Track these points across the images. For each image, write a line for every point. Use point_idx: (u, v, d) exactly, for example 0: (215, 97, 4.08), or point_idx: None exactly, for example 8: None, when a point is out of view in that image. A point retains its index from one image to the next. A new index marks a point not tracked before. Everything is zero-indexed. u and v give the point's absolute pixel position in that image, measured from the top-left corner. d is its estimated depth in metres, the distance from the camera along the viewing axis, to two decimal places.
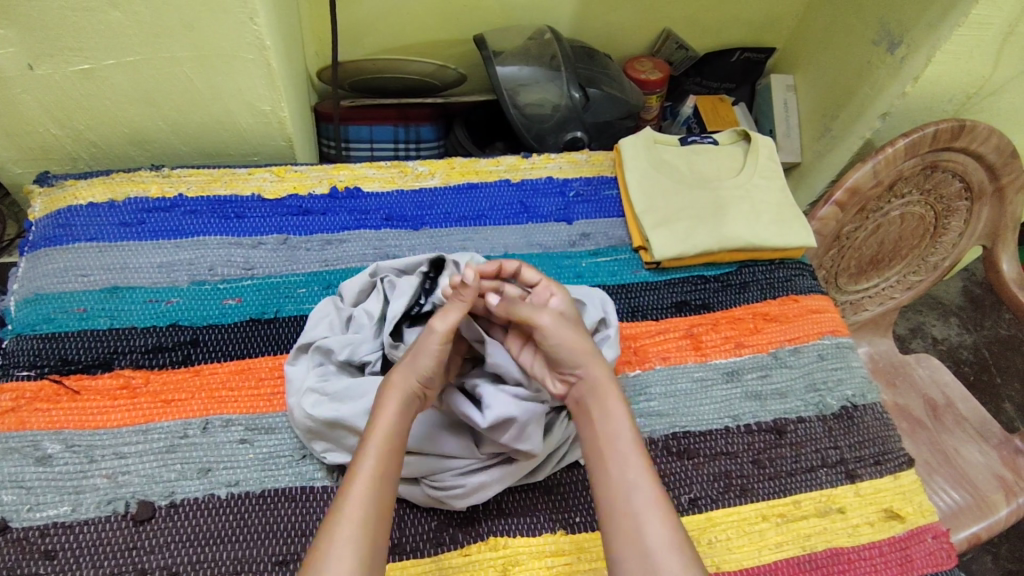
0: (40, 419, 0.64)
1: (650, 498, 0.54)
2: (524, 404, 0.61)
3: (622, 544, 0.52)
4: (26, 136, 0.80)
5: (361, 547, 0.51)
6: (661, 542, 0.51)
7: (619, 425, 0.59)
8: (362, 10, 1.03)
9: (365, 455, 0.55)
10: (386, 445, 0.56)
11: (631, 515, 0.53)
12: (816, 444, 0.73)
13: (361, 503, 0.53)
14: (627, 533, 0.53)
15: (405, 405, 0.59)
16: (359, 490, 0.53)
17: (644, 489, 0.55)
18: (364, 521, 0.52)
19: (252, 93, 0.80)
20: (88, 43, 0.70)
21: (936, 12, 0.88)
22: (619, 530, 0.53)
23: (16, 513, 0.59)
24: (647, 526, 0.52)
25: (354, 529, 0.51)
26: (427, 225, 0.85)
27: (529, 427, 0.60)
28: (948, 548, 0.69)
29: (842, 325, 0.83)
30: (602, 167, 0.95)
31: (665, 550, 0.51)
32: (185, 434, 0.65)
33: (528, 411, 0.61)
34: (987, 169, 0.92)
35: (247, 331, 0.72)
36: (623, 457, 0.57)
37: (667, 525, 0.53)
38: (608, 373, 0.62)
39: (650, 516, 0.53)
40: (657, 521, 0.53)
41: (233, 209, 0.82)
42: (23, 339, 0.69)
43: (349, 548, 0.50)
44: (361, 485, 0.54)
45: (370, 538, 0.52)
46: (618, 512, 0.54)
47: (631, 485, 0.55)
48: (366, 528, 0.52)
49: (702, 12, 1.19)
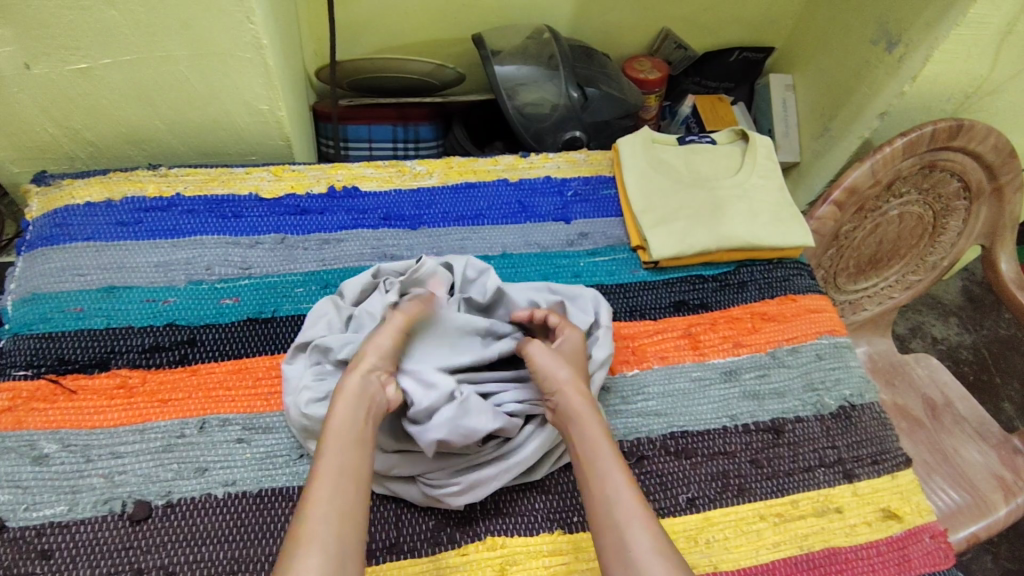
0: (36, 418, 0.64)
1: (632, 507, 0.52)
2: (438, 421, 0.60)
3: (609, 557, 0.51)
4: (24, 136, 0.80)
5: (331, 541, 0.47)
6: (647, 551, 0.50)
7: (596, 436, 0.58)
8: (360, 9, 1.02)
9: (329, 447, 0.53)
10: (348, 436, 0.54)
11: (616, 527, 0.52)
12: (813, 444, 0.73)
13: (326, 494, 0.50)
14: (614, 545, 0.51)
15: (361, 398, 0.57)
16: (325, 484, 0.50)
17: (627, 498, 0.53)
18: (336, 509, 0.49)
19: (250, 92, 0.80)
20: (85, 42, 0.70)
21: (934, 11, 0.88)
22: (606, 544, 0.51)
23: (12, 512, 0.59)
24: (633, 537, 0.50)
25: (320, 523, 0.48)
26: (424, 224, 0.85)
27: (460, 426, 0.60)
28: (945, 548, 0.69)
29: (840, 325, 0.83)
30: (600, 166, 0.95)
31: (652, 560, 0.49)
32: (182, 433, 0.65)
33: (446, 421, 0.60)
34: (985, 169, 0.92)
35: (244, 330, 0.72)
36: (603, 468, 0.55)
37: (650, 532, 0.51)
38: (581, 387, 0.62)
39: (634, 526, 0.51)
40: (640, 529, 0.51)
41: (231, 208, 0.82)
42: (20, 339, 0.69)
43: (316, 544, 0.47)
44: (325, 479, 0.51)
45: (338, 534, 0.48)
46: (603, 526, 0.52)
47: (614, 497, 0.53)
48: (336, 518, 0.49)
49: (701, 12, 1.19)
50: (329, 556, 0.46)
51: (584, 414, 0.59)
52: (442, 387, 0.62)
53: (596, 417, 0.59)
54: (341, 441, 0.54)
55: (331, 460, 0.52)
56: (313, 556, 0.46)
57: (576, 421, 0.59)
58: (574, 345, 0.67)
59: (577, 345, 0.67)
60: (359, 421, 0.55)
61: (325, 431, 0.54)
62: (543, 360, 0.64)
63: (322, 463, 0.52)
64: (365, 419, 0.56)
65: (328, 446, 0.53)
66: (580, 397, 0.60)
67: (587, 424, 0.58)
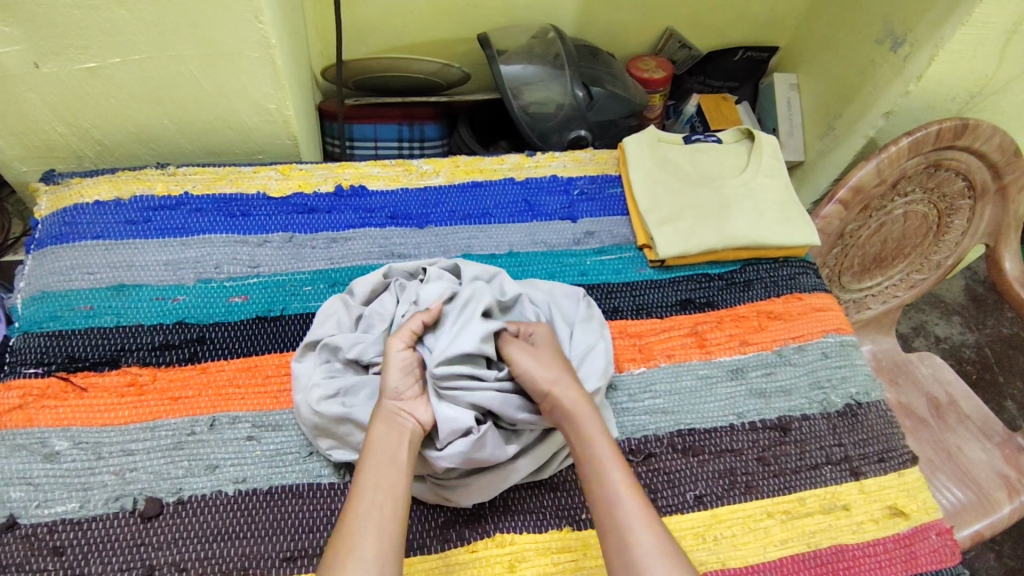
0: (47, 416, 0.64)
1: (634, 506, 0.54)
2: (452, 453, 0.60)
3: (615, 560, 0.52)
4: (32, 135, 0.80)
5: (373, 551, 0.50)
6: (650, 550, 0.51)
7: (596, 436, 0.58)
8: (366, 9, 1.03)
9: (365, 464, 0.56)
10: (385, 451, 0.57)
11: (619, 527, 0.53)
12: (820, 442, 0.73)
13: (365, 508, 0.53)
14: (616, 545, 0.52)
15: (397, 416, 0.60)
16: (364, 499, 0.53)
17: (628, 497, 0.54)
18: (376, 521, 0.52)
19: (257, 92, 0.80)
20: (95, 42, 0.71)
21: (939, 11, 0.89)
22: (611, 546, 0.52)
23: (24, 509, 0.59)
24: (635, 538, 0.51)
25: (358, 534, 0.51)
26: (431, 223, 0.85)
27: (470, 456, 0.60)
28: (951, 545, 0.69)
29: (846, 324, 0.83)
30: (607, 165, 0.95)
31: (654, 559, 0.50)
32: (193, 431, 0.65)
33: (458, 454, 0.60)
34: (990, 168, 0.93)
35: (253, 328, 0.73)
36: (605, 468, 0.56)
37: (654, 533, 0.52)
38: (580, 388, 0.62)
39: (636, 525, 0.52)
40: (645, 531, 0.52)
41: (239, 207, 0.82)
42: (30, 337, 0.70)
43: (355, 555, 0.50)
44: (363, 493, 0.54)
45: (377, 544, 0.51)
46: (606, 529, 0.53)
47: (615, 496, 0.54)
48: (377, 528, 0.52)
49: (705, 11, 1.19)
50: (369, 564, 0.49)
51: (581, 414, 0.60)
52: (461, 422, 0.60)
53: (596, 417, 0.60)
54: (376, 457, 0.56)
55: (368, 475, 0.55)
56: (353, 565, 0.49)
57: (573, 422, 0.60)
58: (547, 340, 0.67)
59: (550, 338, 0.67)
60: (393, 438, 0.58)
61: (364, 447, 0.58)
62: (529, 363, 0.63)
63: (359, 480, 0.55)
64: (401, 438, 0.58)
65: (368, 462, 0.56)
66: (576, 395, 0.61)
67: (585, 425, 0.59)
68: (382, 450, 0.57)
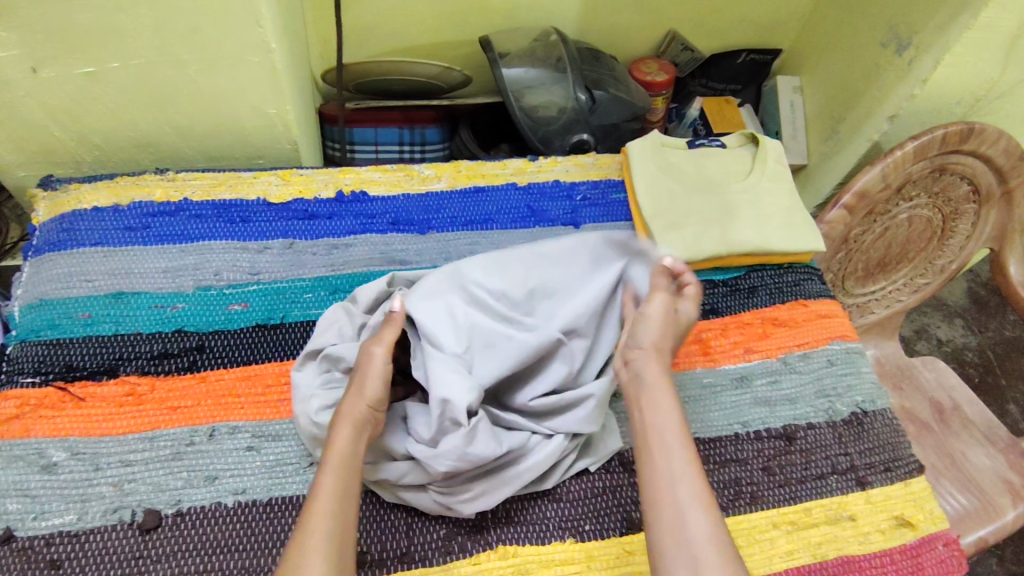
0: (44, 426, 0.63)
1: (693, 487, 0.50)
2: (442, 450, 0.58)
3: (662, 532, 0.48)
4: (29, 140, 0.79)
5: (329, 561, 0.46)
6: (704, 536, 0.47)
7: (667, 408, 0.55)
8: (367, 11, 1.02)
9: (327, 467, 0.52)
10: (345, 459, 0.53)
11: (674, 502, 0.49)
12: (826, 451, 0.72)
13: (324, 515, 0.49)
14: (668, 521, 0.49)
15: (362, 423, 0.56)
16: (325, 503, 0.49)
17: (688, 475, 0.50)
18: (328, 536, 0.48)
19: (257, 96, 0.80)
20: (93, 47, 0.70)
21: (944, 15, 0.88)
22: (660, 518, 0.49)
23: (21, 521, 0.58)
24: (689, 517, 0.48)
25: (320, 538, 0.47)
26: (433, 229, 0.84)
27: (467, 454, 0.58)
28: (958, 556, 0.68)
29: (851, 331, 0.83)
30: (610, 170, 0.94)
31: (705, 544, 0.47)
32: (192, 441, 0.64)
33: (454, 453, 0.58)
34: (995, 172, 0.92)
35: (253, 336, 0.72)
36: (671, 445, 0.52)
37: (710, 519, 0.48)
38: (664, 362, 0.59)
39: (694, 507, 0.49)
40: (700, 512, 0.48)
41: (239, 213, 0.81)
42: (27, 345, 0.69)
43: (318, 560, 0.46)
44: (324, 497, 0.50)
45: (337, 552, 0.47)
46: (658, 501, 0.50)
47: (676, 473, 0.50)
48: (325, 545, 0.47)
49: (708, 14, 1.18)
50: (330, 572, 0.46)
51: (656, 383, 0.56)
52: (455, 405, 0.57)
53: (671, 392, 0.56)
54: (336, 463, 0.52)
55: (324, 484, 0.51)
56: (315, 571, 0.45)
57: (649, 391, 0.56)
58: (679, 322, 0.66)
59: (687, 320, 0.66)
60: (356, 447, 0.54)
61: (328, 452, 0.53)
62: (653, 318, 0.62)
63: (322, 481, 0.51)
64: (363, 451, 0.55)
65: (329, 465, 0.52)
66: (657, 371, 0.58)
67: (659, 396, 0.55)
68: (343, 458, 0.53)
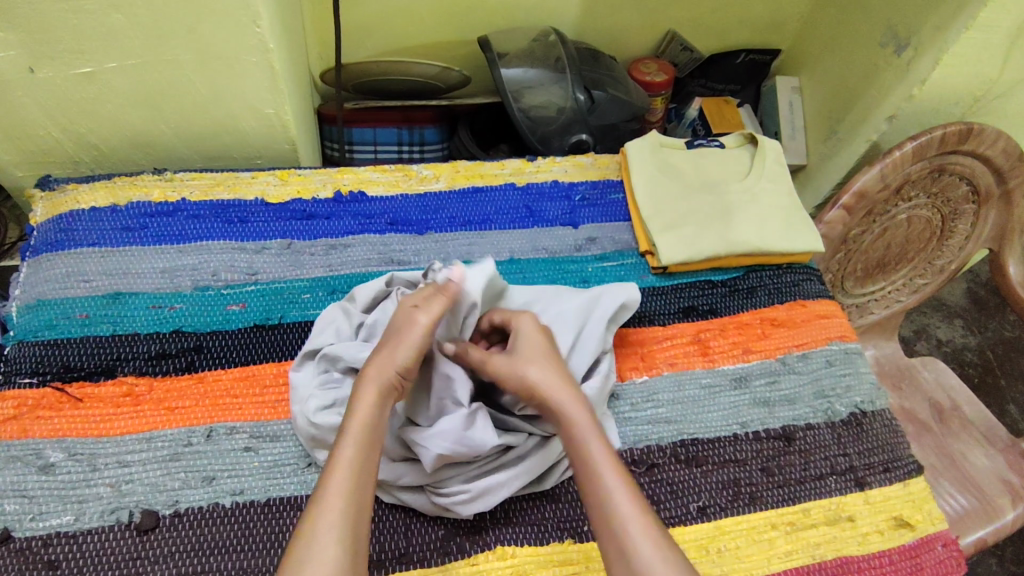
0: (42, 427, 0.63)
1: (632, 509, 0.51)
2: (443, 433, 0.59)
3: (616, 565, 0.49)
4: (27, 140, 0.79)
5: (344, 533, 0.47)
6: (651, 555, 0.48)
7: (586, 437, 0.55)
8: (365, 11, 1.02)
9: (347, 437, 0.52)
10: (367, 430, 0.53)
11: (615, 531, 0.50)
12: (825, 452, 0.72)
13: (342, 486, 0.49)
14: (617, 551, 0.49)
15: (386, 390, 0.56)
16: (342, 476, 0.50)
17: (625, 502, 0.51)
18: (344, 509, 0.48)
19: (255, 96, 0.80)
20: (90, 47, 0.70)
21: (942, 15, 0.88)
22: (613, 552, 0.50)
23: (18, 523, 0.58)
24: (635, 542, 0.49)
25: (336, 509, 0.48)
26: (431, 229, 0.84)
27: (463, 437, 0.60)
28: (957, 557, 0.68)
29: (850, 331, 0.83)
30: (608, 170, 0.94)
31: (656, 568, 0.47)
32: (190, 441, 0.64)
33: (452, 435, 0.59)
34: (994, 173, 0.92)
35: (252, 337, 0.72)
36: (599, 475, 0.53)
37: (653, 535, 0.49)
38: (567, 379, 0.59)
39: (636, 529, 0.49)
40: (645, 533, 0.49)
41: (237, 213, 0.81)
42: (25, 346, 0.69)
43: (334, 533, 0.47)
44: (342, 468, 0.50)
45: (354, 526, 0.48)
46: (605, 535, 0.51)
47: (614, 500, 0.51)
48: (342, 519, 0.48)
49: (707, 14, 1.18)
50: (345, 546, 0.47)
51: (574, 412, 0.57)
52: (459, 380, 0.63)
53: (587, 415, 0.57)
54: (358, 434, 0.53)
55: (347, 449, 0.51)
56: (331, 544, 0.46)
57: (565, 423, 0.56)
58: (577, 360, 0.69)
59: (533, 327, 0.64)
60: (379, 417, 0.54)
61: (350, 417, 0.54)
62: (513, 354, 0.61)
63: (341, 452, 0.51)
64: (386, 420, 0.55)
65: (349, 434, 0.53)
66: (567, 394, 0.58)
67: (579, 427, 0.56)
68: (366, 430, 0.53)
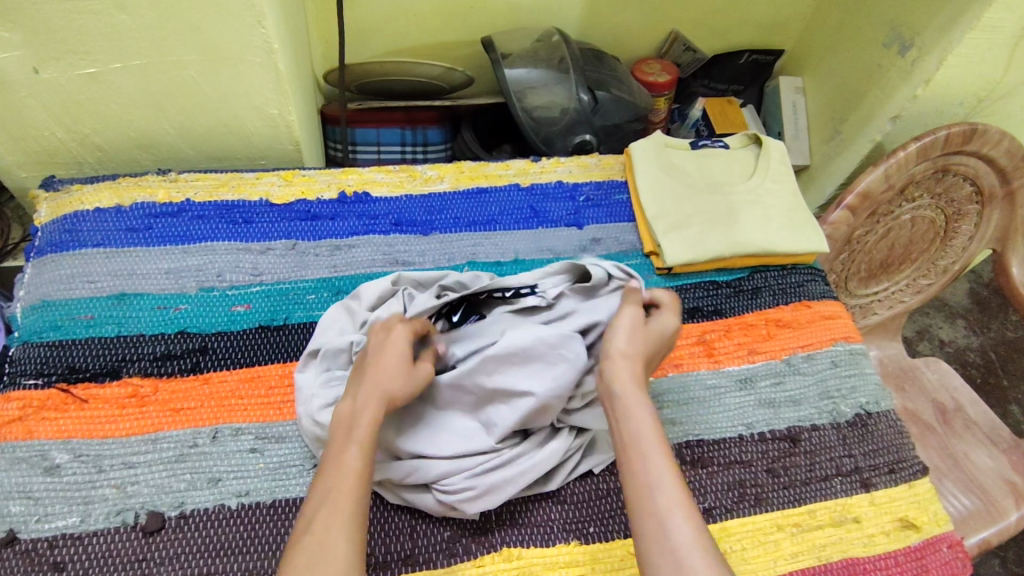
0: (47, 428, 0.63)
1: (672, 493, 0.48)
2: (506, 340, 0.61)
3: (650, 545, 0.46)
4: (30, 140, 0.79)
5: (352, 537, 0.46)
6: (688, 541, 0.45)
7: (640, 416, 0.53)
8: (368, 11, 1.02)
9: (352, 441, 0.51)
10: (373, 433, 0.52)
11: (653, 511, 0.47)
12: (830, 453, 0.72)
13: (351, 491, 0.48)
14: (651, 532, 0.47)
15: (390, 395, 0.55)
16: (348, 479, 0.49)
17: (666, 481, 0.49)
18: (351, 514, 0.47)
19: (259, 97, 0.80)
20: (95, 47, 0.70)
21: (947, 15, 0.88)
22: (646, 531, 0.47)
23: (24, 524, 0.58)
24: (673, 524, 0.46)
25: (345, 514, 0.47)
26: (436, 230, 0.84)
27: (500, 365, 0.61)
28: (963, 558, 0.68)
29: (854, 332, 0.82)
30: (612, 171, 0.94)
31: (692, 550, 0.45)
32: (195, 443, 0.64)
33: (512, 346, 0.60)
34: (998, 173, 0.92)
35: (256, 338, 0.72)
36: (644, 453, 0.50)
37: (692, 522, 0.47)
38: (641, 367, 0.57)
39: (675, 514, 0.47)
40: (683, 518, 0.47)
41: (241, 214, 0.81)
42: (29, 347, 0.69)
43: (345, 537, 0.46)
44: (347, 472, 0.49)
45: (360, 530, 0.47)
46: (641, 512, 0.48)
47: (654, 481, 0.49)
48: (351, 523, 0.47)
49: (710, 14, 1.18)
50: (355, 550, 0.46)
51: (627, 391, 0.54)
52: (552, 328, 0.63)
53: (644, 398, 0.54)
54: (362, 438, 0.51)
55: (354, 450, 0.51)
56: (341, 549, 0.45)
57: (618, 398, 0.54)
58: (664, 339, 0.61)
59: (669, 328, 0.62)
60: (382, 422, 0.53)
61: (356, 421, 0.52)
62: (626, 324, 0.59)
63: (346, 456, 0.50)
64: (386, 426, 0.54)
65: (356, 437, 0.51)
66: (630, 375, 0.56)
67: (631, 404, 0.53)
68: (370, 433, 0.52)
